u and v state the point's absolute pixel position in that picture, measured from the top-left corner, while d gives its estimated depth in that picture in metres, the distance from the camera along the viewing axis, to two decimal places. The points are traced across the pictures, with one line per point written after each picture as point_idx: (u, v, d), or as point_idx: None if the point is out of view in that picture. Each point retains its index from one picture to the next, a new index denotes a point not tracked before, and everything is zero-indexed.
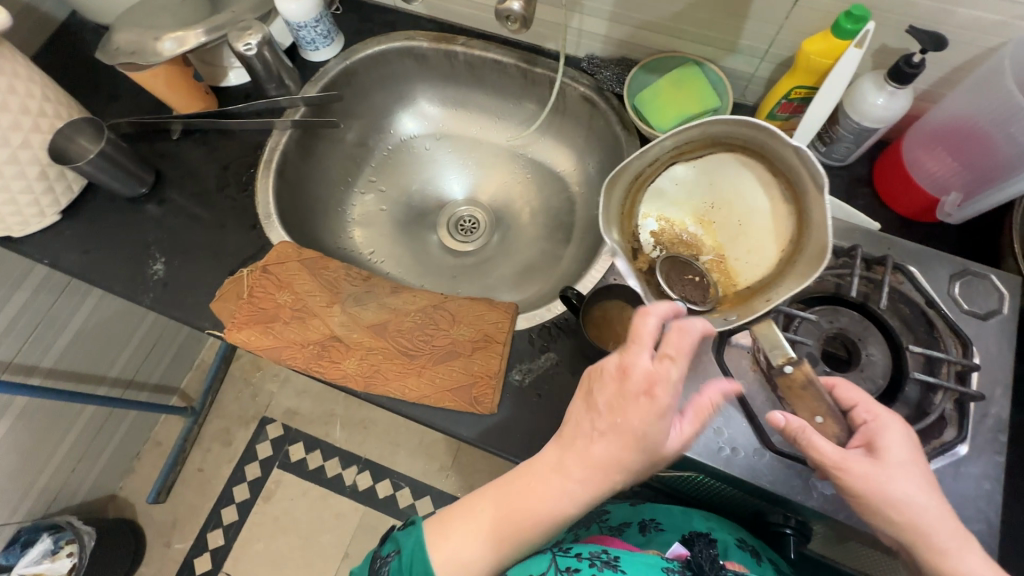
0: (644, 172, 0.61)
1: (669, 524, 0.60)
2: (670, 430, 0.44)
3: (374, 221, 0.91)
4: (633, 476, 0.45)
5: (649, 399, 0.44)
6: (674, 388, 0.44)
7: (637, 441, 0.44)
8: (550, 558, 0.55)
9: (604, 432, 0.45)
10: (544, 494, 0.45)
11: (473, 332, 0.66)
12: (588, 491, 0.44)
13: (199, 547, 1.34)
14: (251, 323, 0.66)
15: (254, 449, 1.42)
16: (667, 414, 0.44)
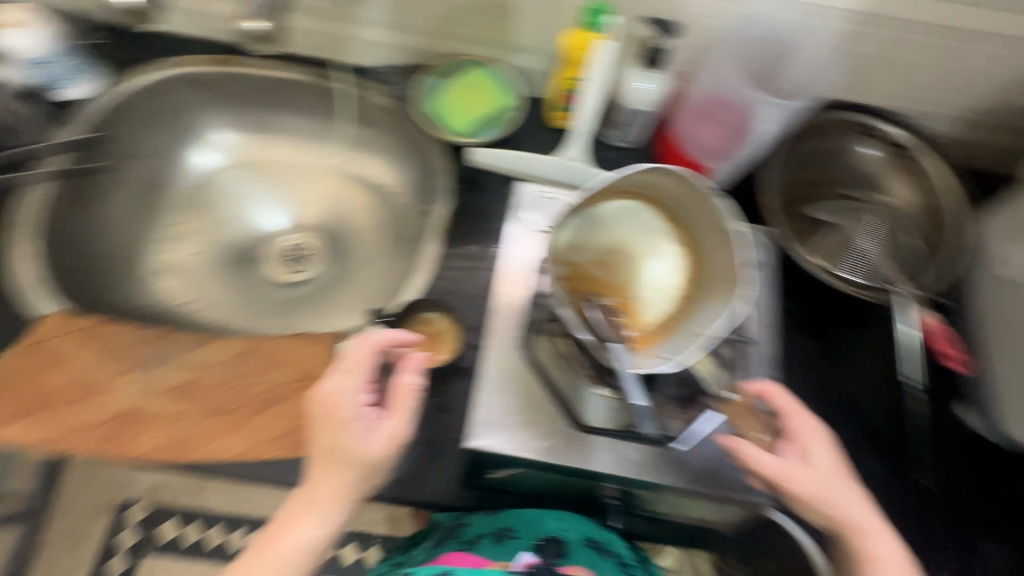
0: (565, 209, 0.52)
1: (522, 530, 0.61)
2: (365, 434, 0.53)
3: (184, 268, 0.82)
4: (350, 489, 0.52)
5: (333, 416, 0.53)
6: (348, 400, 0.53)
7: (340, 458, 0.52)
8: None
9: (317, 455, 0.53)
10: (292, 534, 0.51)
11: (293, 373, 0.62)
12: (321, 518, 0.52)
13: None
14: (20, 415, 0.57)
15: (115, 541, 1.25)
16: (347, 425, 0.52)
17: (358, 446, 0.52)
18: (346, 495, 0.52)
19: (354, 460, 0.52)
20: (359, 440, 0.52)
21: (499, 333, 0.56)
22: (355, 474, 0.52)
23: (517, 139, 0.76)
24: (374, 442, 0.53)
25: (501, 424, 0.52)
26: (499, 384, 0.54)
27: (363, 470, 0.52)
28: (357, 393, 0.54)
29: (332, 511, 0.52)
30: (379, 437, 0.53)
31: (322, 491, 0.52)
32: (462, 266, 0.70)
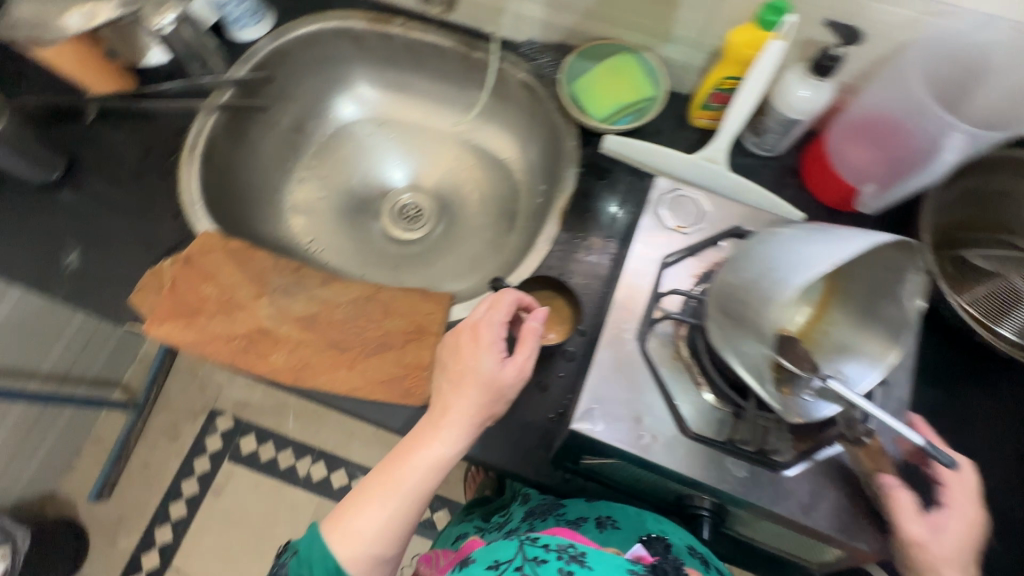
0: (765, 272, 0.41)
1: (625, 524, 0.61)
2: (498, 364, 0.58)
3: (313, 208, 0.89)
4: (481, 412, 0.58)
5: (475, 340, 0.59)
6: (492, 326, 0.59)
7: (473, 377, 0.58)
8: (518, 546, 0.55)
9: (453, 376, 0.59)
10: (425, 450, 0.57)
11: (405, 324, 0.65)
12: (447, 438, 0.57)
13: (147, 542, 1.31)
14: (173, 318, 0.64)
15: (202, 443, 1.39)
16: (488, 347, 0.58)
17: (492, 372, 0.57)
18: (476, 416, 0.58)
19: (485, 383, 0.57)
20: (493, 366, 0.58)
21: (617, 324, 0.55)
22: (483, 398, 0.57)
23: (651, 131, 0.74)
24: (507, 371, 0.58)
25: (608, 415, 0.52)
26: (611, 374, 0.53)
27: (488, 395, 0.57)
28: (500, 326, 0.59)
29: (457, 432, 0.57)
30: (510, 367, 0.58)
31: (459, 415, 0.57)
32: (577, 251, 0.70)
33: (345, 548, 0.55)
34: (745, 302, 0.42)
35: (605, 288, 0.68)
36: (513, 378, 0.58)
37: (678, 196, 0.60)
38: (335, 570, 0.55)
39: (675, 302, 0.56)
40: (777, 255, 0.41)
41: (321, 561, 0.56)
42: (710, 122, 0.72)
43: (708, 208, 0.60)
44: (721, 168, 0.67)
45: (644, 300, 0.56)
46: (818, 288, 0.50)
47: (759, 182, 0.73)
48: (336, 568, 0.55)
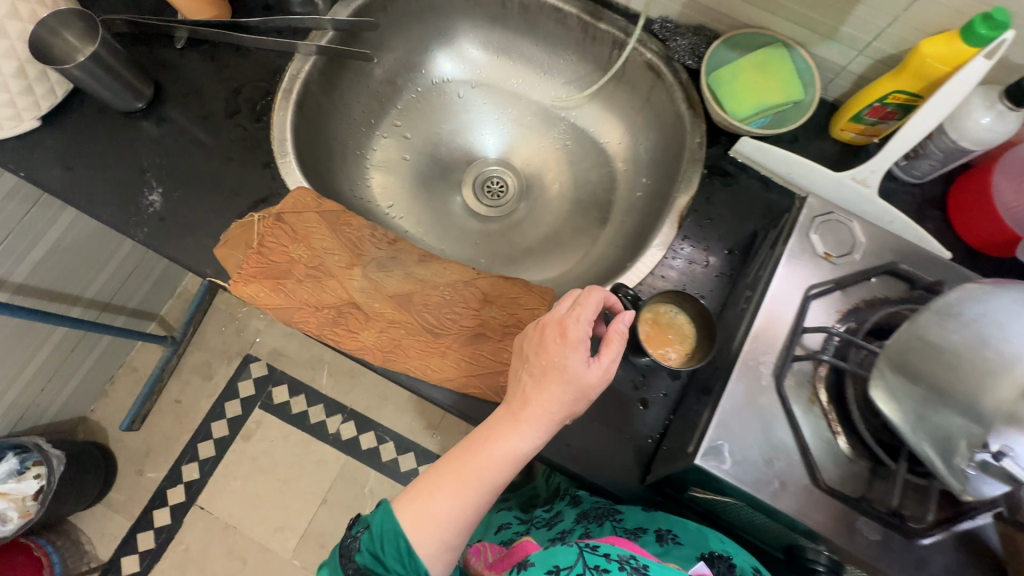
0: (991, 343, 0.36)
1: (686, 537, 0.56)
2: (585, 364, 0.51)
3: (395, 170, 0.83)
4: (566, 411, 0.52)
5: (563, 339, 0.52)
6: (581, 326, 0.52)
7: (559, 374, 0.51)
8: (576, 551, 0.49)
9: (536, 372, 0.52)
10: (505, 443, 0.51)
11: (505, 316, 0.61)
12: (530, 431, 0.51)
13: (173, 478, 1.31)
14: (261, 278, 0.59)
15: (235, 387, 1.38)
16: (577, 348, 0.51)
17: (579, 372, 0.51)
18: (561, 414, 0.52)
19: (572, 381, 0.51)
20: (581, 367, 0.51)
21: (752, 356, 0.50)
22: (570, 395, 0.51)
23: (786, 139, 0.68)
24: (593, 371, 0.51)
25: (736, 454, 0.48)
26: (741, 410, 0.49)
27: (573, 393, 0.51)
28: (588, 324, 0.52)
29: (542, 426, 0.51)
30: (598, 368, 0.51)
31: (545, 410, 0.51)
32: (692, 260, 0.65)
33: (422, 536, 0.49)
34: (958, 374, 0.37)
35: (719, 306, 0.63)
36: (599, 379, 0.52)
37: (830, 220, 0.55)
38: (408, 556, 0.49)
39: (816, 340, 0.51)
40: (1006, 327, 0.36)
41: (393, 543, 0.50)
42: (857, 137, 0.65)
43: (862, 238, 0.54)
44: (871, 192, 0.60)
45: (783, 333, 0.51)
46: None
47: (898, 210, 0.66)
48: (408, 554, 0.49)
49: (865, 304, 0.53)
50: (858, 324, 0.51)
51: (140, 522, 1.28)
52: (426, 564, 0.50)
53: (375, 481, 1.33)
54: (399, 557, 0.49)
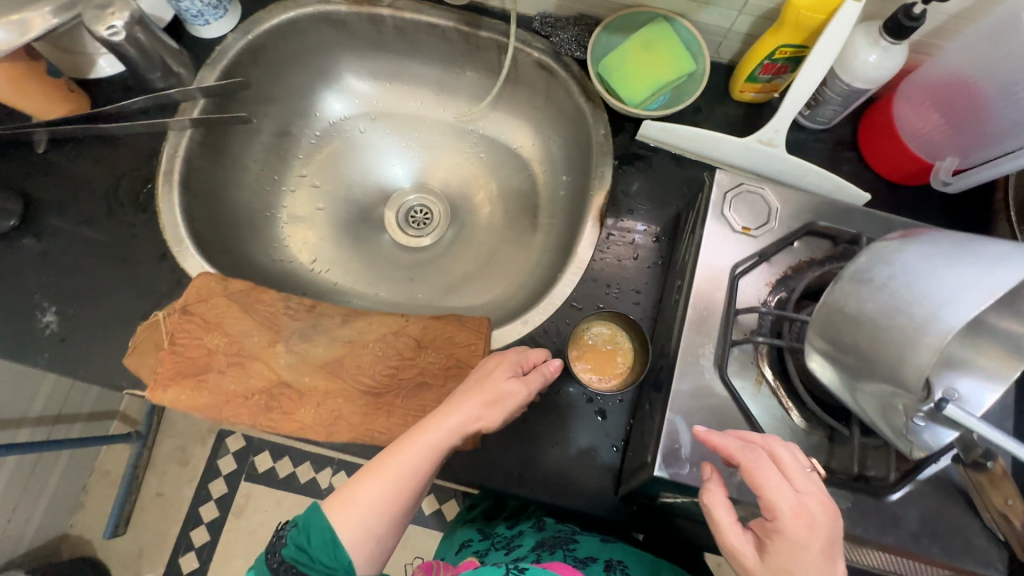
0: (903, 303, 0.34)
1: (635, 569, 0.59)
2: (507, 375, 0.53)
3: (312, 223, 0.79)
4: (488, 415, 0.51)
5: (500, 359, 0.54)
6: (517, 355, 0.55)
7: (486, 383, 0.52)
8: (503, 573, 0.55)
9: (465, 383, 0.53)
10: (431, 429, 0.50)
11: (443, 359, 0.58)
12: (450, 427, 0.50)
13: (172, 572, 1.27)
14: (180, 379, 0.56)
15: (215, 465, 1.33)
16: (510, 367, 0.53)
17: (502, 381, 0.52)
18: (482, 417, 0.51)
19: (490, 387, 0.52)
20: (502, 378, 0.52)
21: (690, 352, 0.49)
22: (492, 401, 0.51)
23: (690, 112, 0.66)
24: (510, 386, 0.52)
25: (694, 456, 0.47)
26: (691, 409, 0.48)
27: (491, 406, 0.51)
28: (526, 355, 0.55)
29: (464, 415, 0.50)
30: (519, 382, 0.52)
31: (465, 408, 0.50)
32: (621, 255, 0.63)
33: (344, 521, 0.46)
34: (879, 343, 0.35)
35: (658, 296, 0.62)
36: (521, 393, 0.52)
37: (742, 191, 0.53)
38: (330, 541, 0.46)
39: (751, 319, 0.50)
40: (915, 288, 0.34)
41: (319, 531, 0.46)
42: (756, 95, 0.65)
43: (777, 203, 0.53)
44: (776, 152, 0.60)
45: (717, 318, 0.50)
46: None
47: (812, 158, 0.66)
48: (332, 543, 0.46)
49: (792, 270, 0.52)
50: (789, 293, 0.50)
51: None
52: (351, 555, 0.46)
53: None
54: (323, 546, 0.45)
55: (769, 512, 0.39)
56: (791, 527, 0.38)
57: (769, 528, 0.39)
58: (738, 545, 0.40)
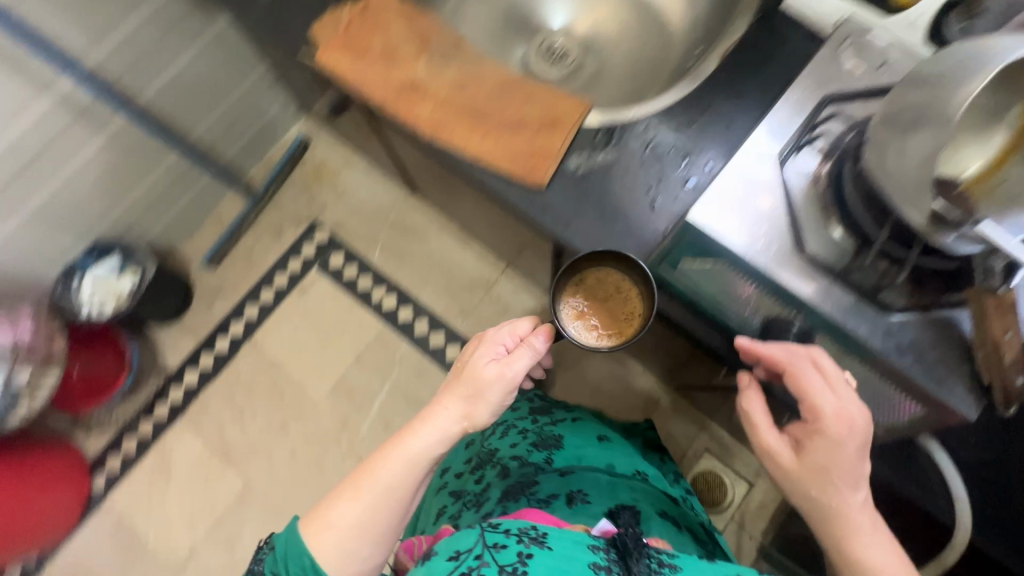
0: (970, 66, 0.44)
1: (594, 498, 0.80)
2: (488, 360, 0.67)
3: (472, 23, 0.91)
4: (461, 399, 0.67)
5: (483, 339, 0.70)
6: (489, 352, 0.68)
7: (466, 374, 0.67)
8: (479, 534, 0.57)
9: (445, 389, 0.68)
10: (408, 446, 0.65)
11: (545, 113, 0.67)
12: (443, 424, 0.65)
13: (237, 312, 1.50)
14: (343, 50, 0.70)
15: (299, 246, 1.54)
16: (491, 351, 0.68)
17: (482, 363, 0.67)
18: (451, 429, 0.66)
19: (469, 383, 0.67)
20: (484, 363, 0.67)
21: (761, 141, 0.56)
22: (466, 400, 0.66)
23: None
24: (493, 372, 0.66)
25: (734, 213, 0.54)
26: (745, 180, 0.55)
27: (478, 402, 0.66)
28: (508, 337, 0.69)
29: (438, 429, 0.65)
30: (495, 365, 0.66)
31: (439, 415, 0.66)
32: (723, 92, 0.68)
33: (322, 546, 0.60)
34: (937, 95, 0.45)
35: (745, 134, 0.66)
36: (496, 374, 0.66)
37: (859, 38, 0.57)
38: (307, 565, 0.59)
39: (826, 138, 0.55)
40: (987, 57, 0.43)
41: (297, 558, 0.59)
42: None
43: (890, 54, 0.56)
44: (915, 37, 0.63)
45: (796, 125, 0.56)
46: (993, 141, 0.48)
47: None
48: (307, 567, 0.59)
49: None
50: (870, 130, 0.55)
51: (205, 344, 1.48)
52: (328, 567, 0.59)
53: (406, 349, 1.45)
54: (298, 569, 0.59)
55: (812, 415, 0.61)
56: (825, 427, 0.59)
57: (810, 433, 0.61)
58: (774, 445, 0.66)
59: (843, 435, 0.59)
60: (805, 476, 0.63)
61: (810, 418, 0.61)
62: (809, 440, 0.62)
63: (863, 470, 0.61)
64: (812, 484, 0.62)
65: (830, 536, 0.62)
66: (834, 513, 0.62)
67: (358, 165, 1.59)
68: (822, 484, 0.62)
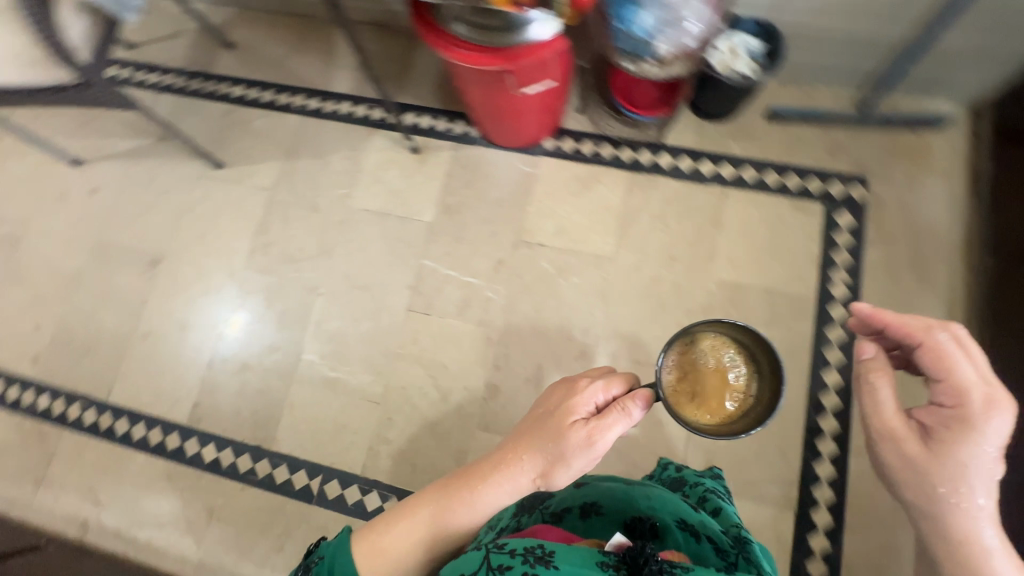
0: None
1: (606, 511, 0.96)
2: (579, 422, 0.90)
3: None
4: (556, 440, 0.91)
5: (580, 400, 0.93)
6: (582, 407, 0.92)
7: (554, 428, 0.92)
8: (484, 557, 0.74)
9: (525, 442, 0.94)
10: (506, 472, 0.92)
11: None
12: (520, 474, 0.92)
13: (737, 161, 1.52)
14: None
15: (830, 177, 1.48)
16: (584, 407, 0.92)
17: (573, 415, 0.91)
18: (547, 446, 0.91)
19: (562, 429, 0.91)
20: (574, 419, 0.91)
21: None
22: (546, 449, 0.91)
23: None
24: (584, 429, 0.89)
25: None
26: None
27: (552, 455, 0.90)
28: (592, 406, 0.92)
29: (528, 458, 0.92)
30: (581, 431, 0.89)
31: (534, 446, 0.93)
32: None
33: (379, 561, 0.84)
34: None
35: None
36: (585, 438, 0.88)
37: None
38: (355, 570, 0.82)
39: None
40: None
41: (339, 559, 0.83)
42: None
43: None
44: None
45: None
46: None
47: None
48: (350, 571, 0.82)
49: None
50: None
51: (695, 153, 1.54)
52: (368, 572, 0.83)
53: (803, 330, 1.38)
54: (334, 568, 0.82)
55: (949, 398, 0.75)
56: (974, 415, 0.73)
57: (950, 416, 0.75)
58: (898, 435, 0.78)
59: (987, 417, 0.72)
60: (932, 463, 0.75)
61: (950, 404, 0.75)
62: (948, 424, 0.75)
63: (986, 449, 0.72)
64: (938, 475, 0.74)
65: (962, 544, 0.72)
66: (951, 506, 0.73)
67: (948, 184, 1.43)
68: (941, 465, 0.74)
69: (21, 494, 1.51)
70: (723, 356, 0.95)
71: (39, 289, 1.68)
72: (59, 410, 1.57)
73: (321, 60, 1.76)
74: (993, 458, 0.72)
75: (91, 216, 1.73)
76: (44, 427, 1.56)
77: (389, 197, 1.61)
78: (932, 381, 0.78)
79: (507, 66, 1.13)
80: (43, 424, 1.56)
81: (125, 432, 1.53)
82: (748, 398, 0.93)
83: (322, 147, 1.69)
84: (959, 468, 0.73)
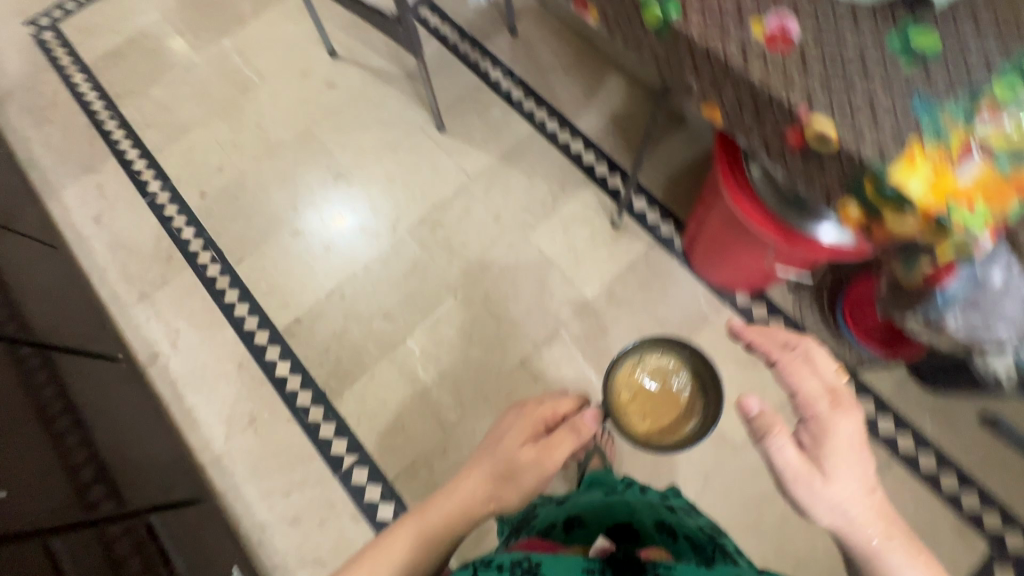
0: None
1: (591, 519, 1.05)
2: (527, 438, 0.96)
3: None
4: (514, 463, 0.91)
5: (531, 421, 0.99)
6: (533, 425, 0.98)
7: (506, 451, 0.94)
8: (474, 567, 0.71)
9: (481, 469, 0.92)
10: (464, 503, 0.88)
11: None
12: (475, 502, 0.88)
13: (922, 441, 1.33)
14: None
15: (1013, 524, 1.27)
16: (538, 424, 0.99)
17: (525, 434, 0.97)
18: (504, 469, 0.91)
19: (515, 447, 0.94)
20: (525, 441, 0.95)
21: None
22: (504, 466, 0.92)
23: None
24: (534, 447, 0.93)
25: None
26: None
27: (507, 476, 0.91)
28: (541, 423, 0.99)
29: (483, 480, 0.91)
30: (531, 447, 0.94)
31: (491, 471, 0.91)
32: None
33: None
34: None
35: None
36: (536, 455, 0.92)
37: None
38: None
39: None
40: None
41: None
42: None
43: None
44: None
45: None
46: None
47: None
48: None
49: None
50: None
51: (883, 404, 1.37)
52: None
53: None
54: None
55: (811, 414, 0.75)
56: (826, 413, 0.74)
57: (812, 422, 0.75)
58: (785, 464, 0.72)
59: (839, 417, 0.73)
60: (817, 475, 0.70)
61: (812, 416, 0.75)
62: (819, 439, 0.73)
63: (854, 448, 0.72)
64: (827, 482, 0.70)
65: (864, 557, 0.67)
66: (846, 512, 0.68)
67: None
68: (821, 477, 0.70)
69: (124, 297, 1.60)
70: (666, 376, 1.07)
71: (239, 139, 1.78)
72: (193, 248, 1.65)
73: (583, 93, 1.73)
74: (858, 455, 0.71)
75: (314, 104, 1.80)
76: (174, 254, 1.64)
77: (567, 250, 1.56)
78: (793, 397, 0.79)
79: (781, 243, 1.05)
80: (175, 252, 1.65)
81: (229, 304, 1.57)
82: (690, 414, 1.04)
83: (536, 169, 1.66)
84: (843, 477, 0.70)
